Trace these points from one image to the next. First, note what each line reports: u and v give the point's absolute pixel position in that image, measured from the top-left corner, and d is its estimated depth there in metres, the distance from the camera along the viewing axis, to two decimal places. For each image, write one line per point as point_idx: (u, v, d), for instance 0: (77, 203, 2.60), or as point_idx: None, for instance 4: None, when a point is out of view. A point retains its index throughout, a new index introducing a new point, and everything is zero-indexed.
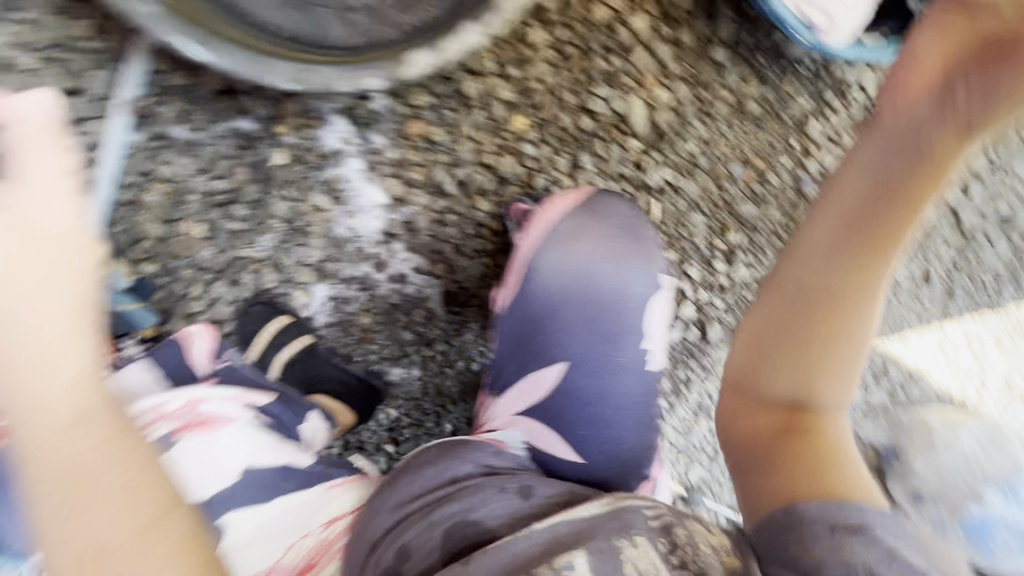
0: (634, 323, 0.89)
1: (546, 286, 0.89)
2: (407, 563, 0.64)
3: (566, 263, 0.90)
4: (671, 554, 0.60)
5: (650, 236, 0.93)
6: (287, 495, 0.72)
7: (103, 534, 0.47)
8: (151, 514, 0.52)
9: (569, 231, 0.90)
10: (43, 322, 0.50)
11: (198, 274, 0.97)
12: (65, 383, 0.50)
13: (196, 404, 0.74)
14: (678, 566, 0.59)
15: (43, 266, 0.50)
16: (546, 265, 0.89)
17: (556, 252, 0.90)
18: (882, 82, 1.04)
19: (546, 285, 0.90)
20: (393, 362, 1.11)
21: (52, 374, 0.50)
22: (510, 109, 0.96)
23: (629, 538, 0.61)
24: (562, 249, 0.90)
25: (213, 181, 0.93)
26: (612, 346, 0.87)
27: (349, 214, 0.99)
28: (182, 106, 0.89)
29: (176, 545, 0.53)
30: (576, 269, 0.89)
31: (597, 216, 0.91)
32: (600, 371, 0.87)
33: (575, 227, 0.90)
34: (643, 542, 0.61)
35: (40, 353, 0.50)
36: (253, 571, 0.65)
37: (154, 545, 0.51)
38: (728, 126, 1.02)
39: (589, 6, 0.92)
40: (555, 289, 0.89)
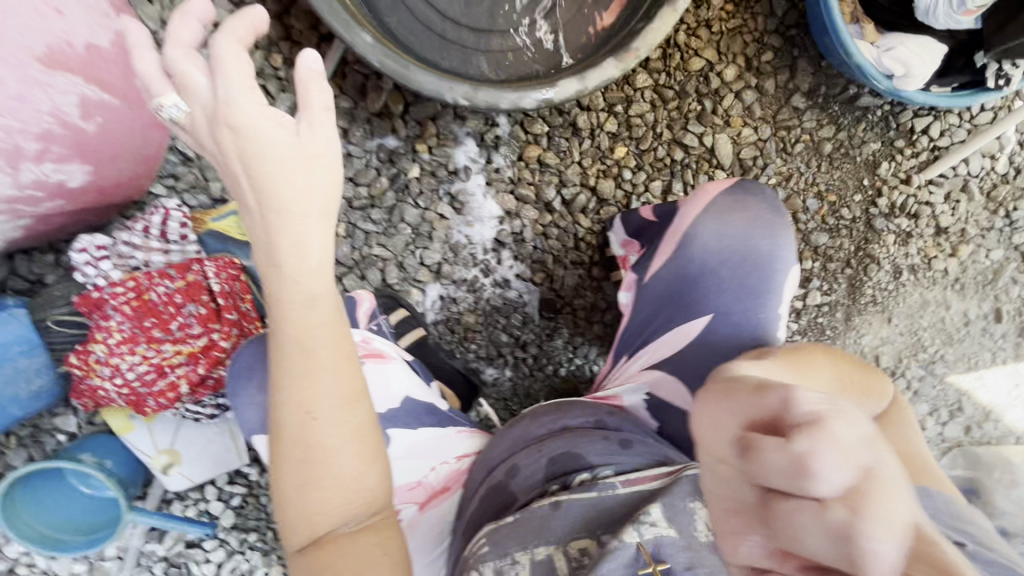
0: (776, 288, 0.80)
1: (701, 244, 0.81)
2: (514, 481, 0.69)
3: (726, 236, 0.80)
4: None
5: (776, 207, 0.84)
6: (434, 428, 0.81)
7: (317, 403, 0.64)
8: (358, 407, 0.65)
9: (728, 204, 0.82)
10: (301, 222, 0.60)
11: (335, 267, 1.12)
12: (309, 277, 0.63)
13: (368, 340, 0.83)
14: None
15: (311, 179, 0.59)
16: (701, 233, 0.82)
17: (715, 222, 0.81)
18: (948, 131, 1.15)
19: (702, 244, 0.81)
20: (488, 363, 1.18)
21: (303, 267, 0.62)
22: (614, 140, 1.12)
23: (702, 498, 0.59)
24: (720, 221, 0.81)
25: (358, 187, 1.09)
26: (755, 307, 0.78)
27: (468, 222, 1.13)
28: (344, 124, 1.07)
29: (372, 433, 0.66)
30: (736, 240, 0.80)
31: (748, 202, 0.82)
32: (737, 332, 0.78)
33: (732, 205, 0.82)
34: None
35: (295, 247, 0.61)
36: (405, 480, 0.77)
37: (359, 428, 0.65)
38: (805, 163, 1.15)
39: (686, 58, 1.09)
40: (713, 249, 0.80)
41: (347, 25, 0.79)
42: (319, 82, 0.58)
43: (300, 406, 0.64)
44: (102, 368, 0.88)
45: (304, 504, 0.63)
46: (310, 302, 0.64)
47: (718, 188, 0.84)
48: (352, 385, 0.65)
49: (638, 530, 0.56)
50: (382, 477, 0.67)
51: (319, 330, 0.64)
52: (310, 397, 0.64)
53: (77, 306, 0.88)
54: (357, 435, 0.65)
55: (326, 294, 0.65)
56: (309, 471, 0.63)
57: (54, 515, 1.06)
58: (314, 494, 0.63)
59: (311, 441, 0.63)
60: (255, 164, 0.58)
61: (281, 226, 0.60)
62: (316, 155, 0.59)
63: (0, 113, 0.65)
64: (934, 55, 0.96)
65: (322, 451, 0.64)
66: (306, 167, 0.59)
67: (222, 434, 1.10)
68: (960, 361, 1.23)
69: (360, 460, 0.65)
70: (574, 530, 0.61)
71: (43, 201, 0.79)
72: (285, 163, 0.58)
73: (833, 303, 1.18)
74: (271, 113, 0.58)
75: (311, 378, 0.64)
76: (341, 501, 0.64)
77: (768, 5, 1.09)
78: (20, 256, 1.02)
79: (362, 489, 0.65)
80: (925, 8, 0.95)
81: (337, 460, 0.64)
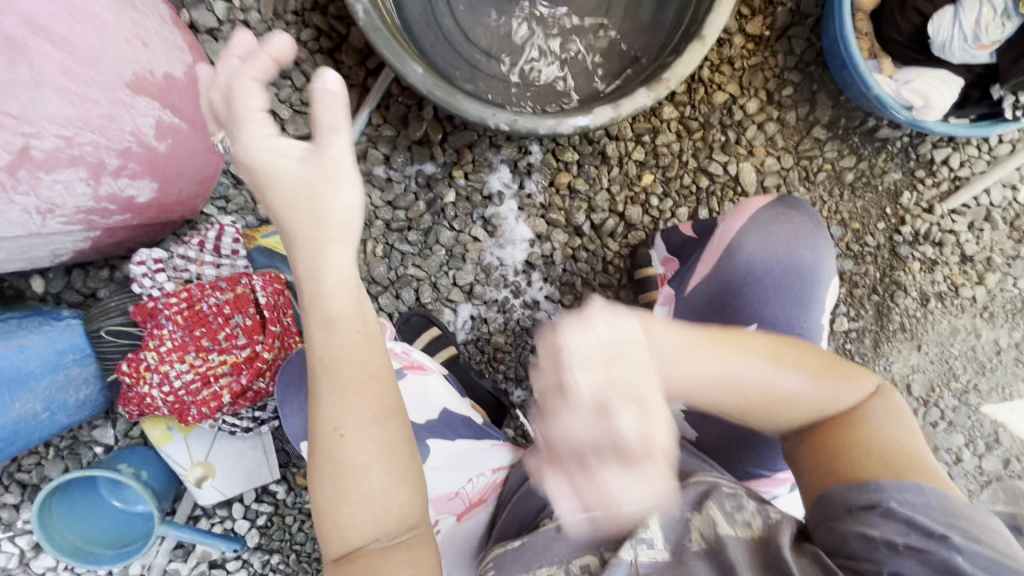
0: (816, 298, 0.82)
1: (747, 256, 0.82)
2: (541, 487, 0.71)
3: (771, 248, 0.82)
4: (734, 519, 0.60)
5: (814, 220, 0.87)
6: (471, 440, 0.82)
7: (342, 417, 0.58)
8: (392, 423, 0.60)
9: (770, 217, 0.85)
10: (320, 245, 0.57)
11: (371, 286, 1.16)
12: (334, 292, 0.59)
13: (410, 352, 0.87)
14: (741, 523, 0.60)
15: (328, 199, 0.57)
16: (746, 243, 0.83)
17: (759, 233, 0.83)
18: (968, 161, 1.18)
19: (747, 256, 0.82)
20: (516, 384, 1.19)
21: (327, 286, 0.58)
22: (641, 168, 1.17)
23: (699, 507, 0.60)
24: (765, 232, 0.83)
25: (396, 211, 1.15)
26: (799, 316, 0.80)
27: (500, 245, 1.17)
28: (386, 151, 1.13)
29: (408, 452, 0.61)
30: (781, 251, 0.81)
31: (790, 216, 0.85)
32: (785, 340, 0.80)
33: (775, 218, 0.84)
34: (711, 508, 0.60)
35: (316, 274, 0.58)
36: (442, 490, 0.76)
37: (393, 447, 0.59)
38: (827, 192, 1.18)
39: (710, 92, 1.16)
40: (758, 260, 0.82)
41: (400, 56, 0.85)
42: (334, 105, 0.55)
43: (324, 421, 0.58)
44: (151, 376, 0.92)
45: (335, 526, 0.57)
46: (336, 317, 0.59)
47: (759, 204, 0.87)
48: (379, 396, 0.60)
49: (636, 545, 0.56)
50: (416, 495, 0.60)
51: (346, 340, 0.59)
52: (334, 412, 0.58)
53: (132, 314, 0.94)
54: (392, 453, 0.59)
55: (355, 312, 0.60)
56: (336, 491, 0.57)
57: (84, 528, 1.05)
58: (345, 515, 0.57)
59: (339, 459, 0.57)
60: (273, 197, 0.57)
61: (302, 254, 0.58)
62: (334, 177, 0.57)
63: (90, 129, 0.71)
64: (953, 87, 1.01)
65: (351, 468, 0.57)
66: (322, 189, 0.56)
67: (254, 448, 1.11)
68: (995, 391, 1.21)
69: (390, 476, 0.58)
70: (583, 547, 0.59)
71: (114, 213, 0.83)
72: (302, 189, 0.56)
73: (861, 329, 1.19)
74: (275, 144, 0.56)
75: (336, 394, 0.58)
76: (372, 521, 0.57)
77: (788, 43, 1.15)
78: (78, 271, 1.08)
79: (395, 506, 0.58)
80: (941, 43, 0.99)
81: (368, 478, 0.58)
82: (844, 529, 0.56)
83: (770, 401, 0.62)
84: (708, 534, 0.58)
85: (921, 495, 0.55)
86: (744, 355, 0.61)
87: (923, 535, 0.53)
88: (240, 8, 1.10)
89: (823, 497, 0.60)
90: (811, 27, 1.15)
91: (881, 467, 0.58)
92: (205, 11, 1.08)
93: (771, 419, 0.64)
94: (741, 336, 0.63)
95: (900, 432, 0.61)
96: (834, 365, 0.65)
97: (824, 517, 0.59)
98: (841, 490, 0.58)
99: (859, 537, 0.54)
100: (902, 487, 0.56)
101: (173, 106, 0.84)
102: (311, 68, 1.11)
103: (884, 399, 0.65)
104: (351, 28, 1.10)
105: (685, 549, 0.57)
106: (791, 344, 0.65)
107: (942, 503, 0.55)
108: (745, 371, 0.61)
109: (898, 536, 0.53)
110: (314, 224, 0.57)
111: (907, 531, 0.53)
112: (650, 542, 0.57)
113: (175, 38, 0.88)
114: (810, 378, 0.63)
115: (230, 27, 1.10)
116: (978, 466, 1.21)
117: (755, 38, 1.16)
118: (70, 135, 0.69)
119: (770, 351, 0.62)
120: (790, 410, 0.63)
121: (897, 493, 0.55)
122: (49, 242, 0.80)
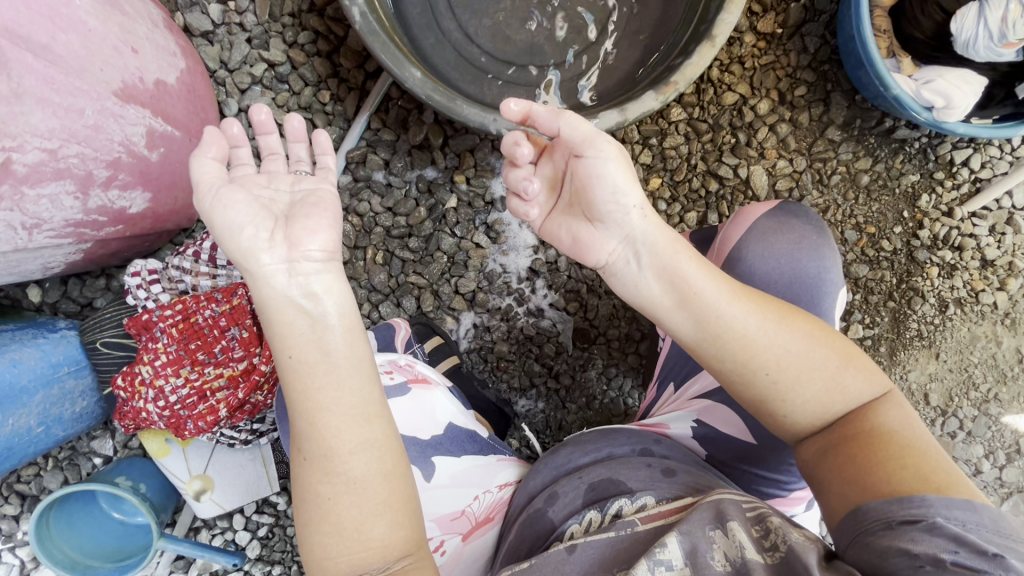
0: (827, 309, 0.79)
1: (751, 269, 0.79)
2: (553, 508, 0.66)
3: (773, 258, 0.79)
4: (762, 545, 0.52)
5: (817, 223, 0.83)
6: (476, 458, 0.79)
7: (315, 447, 0.55)
8: (362, 452, 0.55)
9: (772, 226, 0.81)
10: (296, 278, 0.55)
11: (371, 294, 1.13)
12: (300, 317, 0.55)
13: (412, 364, 0.83)
14: (767, 549, 0.52)
15: (299, 230, 0.55)
16: (748, 253, 0.80)
17: (759, 243, 0.80)
18: (990, 163, 1.13)
19: (752, 268, 0.79)
20: (521, 394, 1.16)
21: (291, 313, 0.55)
22: (648, 172, 1.13)
23: (723, 527, 0.54)
24: (765, 242, 0.80)
25: (397, 217, 1.12)
26: None
27: (503, 251, 1.14)
28: (386, 156, 1.11)
29: (384, 488, 0.56)
30: (784, 263, 0.78)
31: (792, 224, 0.81)
32: None
33: (776, 227, 0.81)
34: (736, 529, 0.53)
35: (289, 307, 0.55)
36: (446, 509, 0.72)
37: (364, 481, 0.55)
38: (842, 195, 1.14)
39: (719, 92, 1.12)
40: (762, 272, 0.79)
41: (398, 60, 0.83)
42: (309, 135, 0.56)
43: (300, 448, 0.56)
44: (146, 391, 0.90)
45: (314, 555, 0.56)
46: (301, 346, 0.55)
47: (760, 211, 0.83)
48: (353, 426, 0.55)
49: (652, 567, 0.51)
50: (400, 527, 0.56)
51: (313, 369, 0.55)
52: (307, 441, 0.55)
53: (128, 328, 0.94)
54: (364, 485, 0.55)
55: (319, 336, 0.55)
56: (314, 519, 0.56)
57: (83, 541, 1.03)
58: (321, 544, 0.55)
59: (314, 487, 0.55)
60: (230, 255, 0.55)
61: (269, 296, 0.54)
62: (299, 212, 0.57)
63: (77, 140, 0.68)
64: (975, 87, 0.97)
65: (324, 498, 0.55)
66: (289, 225, 0.55)
67: (254, 461, 1.10)
68: (1017, 400, 1.16)
69: (367, 510, 0.55)
70: (595, 569, 0.54)
71: (105, 225, 0.81)
72: (259, 233, 0.54)
73: (876, 337, 1.15)
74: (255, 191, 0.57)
75: (308, 422, 0.55)
76: (351, 554, 0.55)
77: (800, 42, 1.11)
78: (73, 281, 1.06)
79: (372, 540, 0.55)
80: (964, 41, 0.95)
81: (339, 509, 0.55)
82: (883, 545, 0.49)
83: (770, 366, 0.60)
84: (733, 556, 0.51)
85: (972, 513, 0.49)
86: (739, 304, 0.61)
87: (974, 552, 0.46)
88: (235, 10, 1.07)
89: (857, 512, 0.53)
90: (825, 23, 1.10)
91: (918, 481, 0.52)
92: (199, 13, 1.06)
93: (775, 393, 0.61)
94: (741, 287, 0.64)
95: (921, 437, 0.57)
96: (847, 348, 0.62)
97: (858, 533, 0.52)
98: (877, 503, 0.52)
99: (900, 552, 0.48)
100: (949, 503, 0.49)
101: (164, 113, 0.82)
102: (308, 71, 1.08)
103: (900, 403, 0.60)
104: (349, 30, 1.07)
105: (708, 570, 0.50)
106: (795, 310, 0.63)
107: (996, 523, 0.48)
108: (738, 320, 0.61)
109: (943, 552, 0.46)
110: (286, 259, 0.54)
111: (954, 548, 0.46)
112: (668, 563, 0.51)
113: (167, 43, 0.86)
114: (814, 347, 0.61)
115: (226, 31, 1.07)
116: (1000, 477, 1.16)
117: (766, 36, 1.11)
118: (55, 147, 0.67)
119: (774, 312, 0.62)
120: (798, 385, 0.60)
121: (944, 509, 0.49)
122: (39, 255, 0.78)
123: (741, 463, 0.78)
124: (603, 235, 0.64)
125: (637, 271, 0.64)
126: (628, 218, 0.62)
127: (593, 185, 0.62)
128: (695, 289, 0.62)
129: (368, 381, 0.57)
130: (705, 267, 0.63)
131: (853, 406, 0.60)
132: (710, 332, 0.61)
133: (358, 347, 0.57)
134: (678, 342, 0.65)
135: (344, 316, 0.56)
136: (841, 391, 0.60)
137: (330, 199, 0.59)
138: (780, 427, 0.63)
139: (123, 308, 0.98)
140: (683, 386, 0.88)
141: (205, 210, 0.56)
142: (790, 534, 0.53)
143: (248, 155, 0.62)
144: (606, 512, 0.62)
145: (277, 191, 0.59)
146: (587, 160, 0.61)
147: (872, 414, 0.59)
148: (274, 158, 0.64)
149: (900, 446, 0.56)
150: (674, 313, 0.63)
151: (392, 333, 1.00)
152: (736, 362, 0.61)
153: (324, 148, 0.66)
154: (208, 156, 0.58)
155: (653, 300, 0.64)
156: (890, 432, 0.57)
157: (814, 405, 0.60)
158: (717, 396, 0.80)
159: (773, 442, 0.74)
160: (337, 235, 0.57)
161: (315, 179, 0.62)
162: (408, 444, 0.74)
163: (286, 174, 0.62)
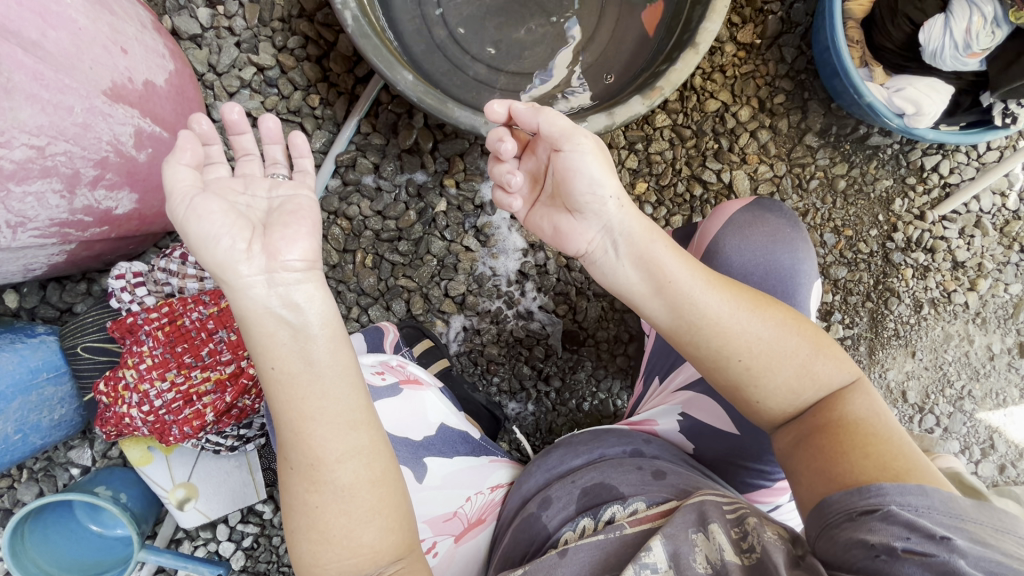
0: (803, 300, 0.81)
1: (727, 262, 0.81)
2: (546, 512, 0.66)
3: (749, 251, 0.81)
4: (742, 547, 0.53)
5: (790, 217, 0.86)
6: (467, 459, 0.79)
7: (302, 457, 0.54)
8: (350, 460, 0.55)
9: (746, 221, 0.84)
10: (276, 287, 0.53)
11: (360, 298, 1.13)
12: (281, 328, 0.54)
13: (403, 365, 0.84)
14: (744, 549, 0.53)
15: (278, 239, 0.54)
16: (725, 247, 0.82)
17: (734, 236, 0.83)
18: (958, 168, 1.19)
19: (729, 262, 0.81)
20: (510, 397, 1.17)
21: (271, 324, 0.54)
22: (634, 176, 1.16)
23: (705, 529, 0.55)
24: (740, 235, 0.82)
25: (387, 221, 1.12)
26: None
27: (493, 254, 1.15)
28: (376, 161, 1.11)
29: (377, 494, 0.56)
30: (760, 255, 0.81)
31: (766, 218, 0.84)
32: None
33: (751, 221, 0.84)
34: (717, 531, 0.54)
35: (269, 318, 0.54)
36: (438, 510, 0.71)
37: (353, 489, 0.55)
38: (820, 200, 1.19)
39: (702, 100, 1.15)
40: (739, 266, 0.81)
41: (389, 64, 0.83)
42: None
43: (287, 458, 0.55)
44: (129, 396, 0.88)
45: (303, 563, 0.56)
46: (283, 356, 0.54)
47: (734, 208, 0.86)
48: (338, 434, 0.54)
49: (638, 572, 0.51)
50: (392, 531, 0.56)
51: (296, 379, 0.54)
52: (294, 451, 0.54)
53: (112, 332, 0.92)
54: (353, 493, 0.55)
55: (302, 346, 0.54)
56: (302, 526, 0.55)
57: (60, 556, 1.00)
58: (311, 552, 0.55)
59: (302, 496, 0.55)
60: (205, 267, 0.53)
61: (248, 307, 0.53)
62: (278, 220, 0.55)
63: (63, 138, 0.68)
64: (943, 96, 1.02)
65: (312, 507, 0.54)
66: (267, 234, 0.54)
67: (240, 467, 1.08)
68: (989, 397, 1.20)
69: (356, 516, 0.55)
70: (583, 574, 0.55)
71: (90, 226, 0.80)
72: (236, 243, 0.53)
73: (856, 336, 1.18)
74: (238, 201, 0.56)
75: (293, 432, 0.54)
76: (342, 560, 0.55)
77: (778, 52, 1.15)
78: (53, 285, 1.04)
79: (363, 546, 0.55)
80: (932, 51, 1.00)
81: (326, 517, 0.54)
82: (845, 537, 0.51)
83: (744, 352, 0.62)
84: (713, 558, 0.52)
85: (923, 496, 0.50)
86: (714, 292, 0.63)
87: (924, 536, 0.47)
88: (224, 14, 1.07)
89: (823, 503, 0.54)
90: (801, 35, 1.15)
91: (878, 470, 0.53)
92: (188, 17, 1.06)
93: (748, 379, 0.62)
94: (722, 278, 0.65)
95: (886, 424, 0.59)
96: (822, 335, 0.64)
97: (824, 525, 0.53)
98: (841, 495, 0.53)
99: (858, 543, 0.49)
100: (903, 490, 0.51)
101: (153, 114, 0.82)
102: (298, 76, 1.09)
103: (869, 391, 0.62)
104: (338, 36, 1.08)
105: (689, 571, 0.52)
106: (769, 299, 0.65)
107: (946, 505, 0.49)
108: (713, 308, 0.62)
109: (897, 539, 0.48)
110: (265, 269, 0.53)
111: (907, 534, 0.48)
112: (654, 566, 0.52)
113: (156, 45, 0.86)
114: (787, 336, 0.62)
115: (214, 34, 1.07)
116: (976, 472, 1.19)
117: (746, 45, 1.16)
118: (42, 144, 0.66)
119: (753, 301, 0.64)
120: (771, 371, 0.62)
121: (898, 496, 0.50)
122: (21, 255, 0.77)
123: (727, 457, 0.79)
124: (584, 225, 0.65)
125: (616, 260, 0.66)
126: (606, 209, 0.64)
127: (572, 179, 0.62)
128: (671, 277, 0.63)
129: (354, 387, 0.56)
130: (683, 256, 0.65)
131: (822, 394, 0.62)
132: (686, 319, 0.63)
133: (342, 354, 0.56)
134: (655, 329, 0.66)
135: (327, 324, 0.55)
136: (812, 378, 0.62)
137: (310, 206, 0.58)
138: (754, 413, 0.64)
139: (106, 312, 0.96)
140: (667, 378, 0.91)
141: (179, 220, 0.54)
142: (765, 533, 0.54)
143: (221, 153, 0.61)
144: (600, 518, 0.62)
145: (254, 197, 0.58)
146: (564, 154, 0.62)
147: (841, 403, 0.61)
148: (250, 159, 0.64)
149: (865, 436, 0.57)
150: (651, 300, 0.65)
151: (381, 335, 1.02)
152: (710, 349, 0.63)
153: (302, 150, 0.65)
154: (184, 162, 0.56)
155: (632, 288, 0.66)
156: (857, 420, 0.59)
157: (786, 392, 0.62)
158: (698, 388, 0.81)
159: (757, 435, 0.75)
160: (317, 242, 0.56)
161: (294, 183, 0.61)
162: (398, 444, 0.73)
163: (264, 179, 0.61)
